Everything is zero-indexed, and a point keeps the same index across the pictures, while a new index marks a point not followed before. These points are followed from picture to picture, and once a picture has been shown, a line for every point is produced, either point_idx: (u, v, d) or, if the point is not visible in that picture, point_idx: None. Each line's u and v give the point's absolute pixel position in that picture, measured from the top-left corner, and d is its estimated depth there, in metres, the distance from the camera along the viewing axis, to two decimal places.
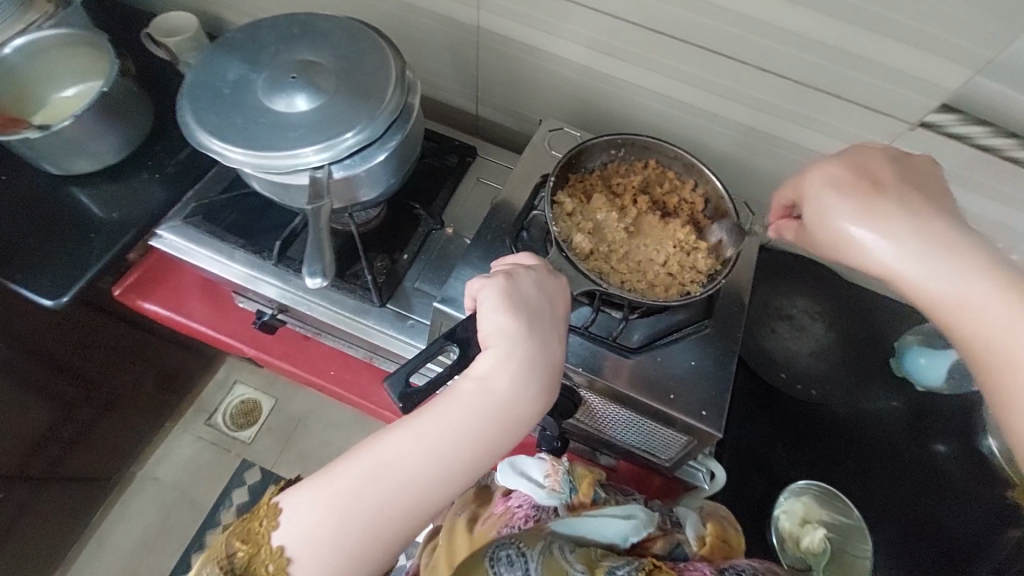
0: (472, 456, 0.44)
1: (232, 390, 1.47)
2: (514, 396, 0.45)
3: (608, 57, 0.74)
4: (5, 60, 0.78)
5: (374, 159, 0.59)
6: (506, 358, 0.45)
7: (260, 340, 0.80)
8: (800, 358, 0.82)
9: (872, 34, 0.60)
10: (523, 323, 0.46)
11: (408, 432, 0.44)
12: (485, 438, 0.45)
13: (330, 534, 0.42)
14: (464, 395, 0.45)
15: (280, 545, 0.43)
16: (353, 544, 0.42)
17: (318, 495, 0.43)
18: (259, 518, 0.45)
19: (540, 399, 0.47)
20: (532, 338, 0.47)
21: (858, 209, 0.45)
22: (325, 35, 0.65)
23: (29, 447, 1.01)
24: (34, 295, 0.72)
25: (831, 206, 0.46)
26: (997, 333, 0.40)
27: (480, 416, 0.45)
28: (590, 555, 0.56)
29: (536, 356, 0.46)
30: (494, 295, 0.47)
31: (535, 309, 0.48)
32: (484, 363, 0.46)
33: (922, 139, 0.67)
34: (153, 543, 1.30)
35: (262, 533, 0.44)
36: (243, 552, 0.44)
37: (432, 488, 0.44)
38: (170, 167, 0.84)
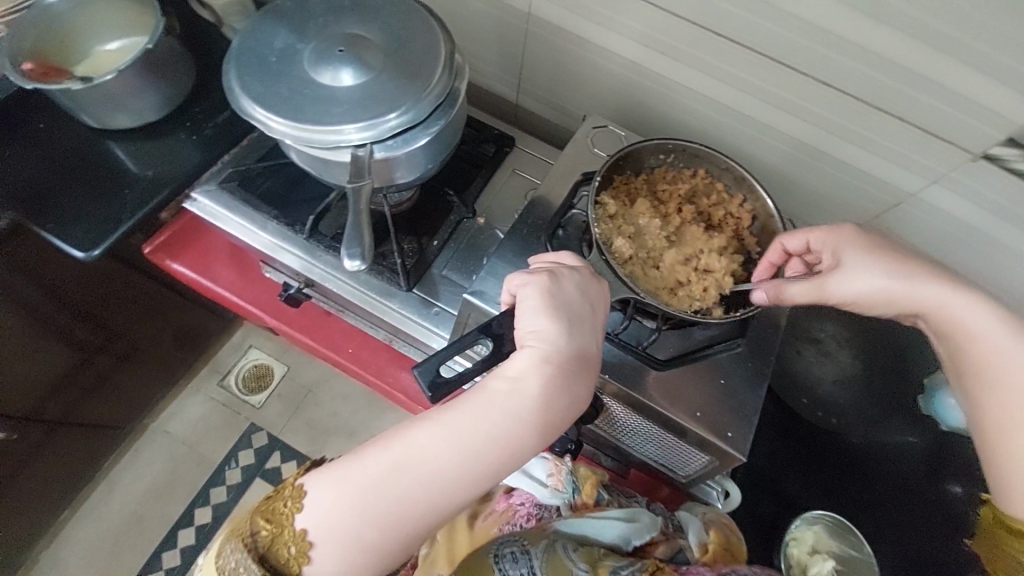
0: (499, 456, 0.44)
1: (246, 353, 1.49)
2: (546, 400, 0.45)
3: (661, 55, 0.71)
4: (50, 8, 0.78)
5: (415, 142, 0.58)
6: (544, 359, 0.46)
7: (283, 312, 0.80)
8: (823, 384, 0.81)
9: (945, 56, 0.56)
10: (563, 326, 0.47)
11: (437, 426, 0.44)
12: (516, 438, 0.45)
13: (353, 522, 0.42)
14: (497, 394, 0.45)
15: (303, 528, 0.43)
16: (378, 534, 0.42)
17: (343, 481, 0.43)
18: (283, 499, 0.44)
19: (571, 406, 0.47)
20: (569, 343, 0.47)
21: (879, 263, 0.52)
22: (376, 10, 0.63)
23: (48, 390, 1.03)
24: (66, 245, 0.73)
25: (857, 259, 0.52)
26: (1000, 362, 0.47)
27: (510, 417, 0.45)
28: (593, 555, 0.56)
29: (574, 360, 0.47)
30: (535, 295, 0.47)
31: (574, 314, 0.48)
32: (520, 363, 0.46)
33: (983, 171, 0.64)
34: (160, 494, 1.33)
35: (286, 515, 0.43)
36: (267, 531, 0.43)
37: (456, 486, 0.43)
38: (207, 130, 0.84)
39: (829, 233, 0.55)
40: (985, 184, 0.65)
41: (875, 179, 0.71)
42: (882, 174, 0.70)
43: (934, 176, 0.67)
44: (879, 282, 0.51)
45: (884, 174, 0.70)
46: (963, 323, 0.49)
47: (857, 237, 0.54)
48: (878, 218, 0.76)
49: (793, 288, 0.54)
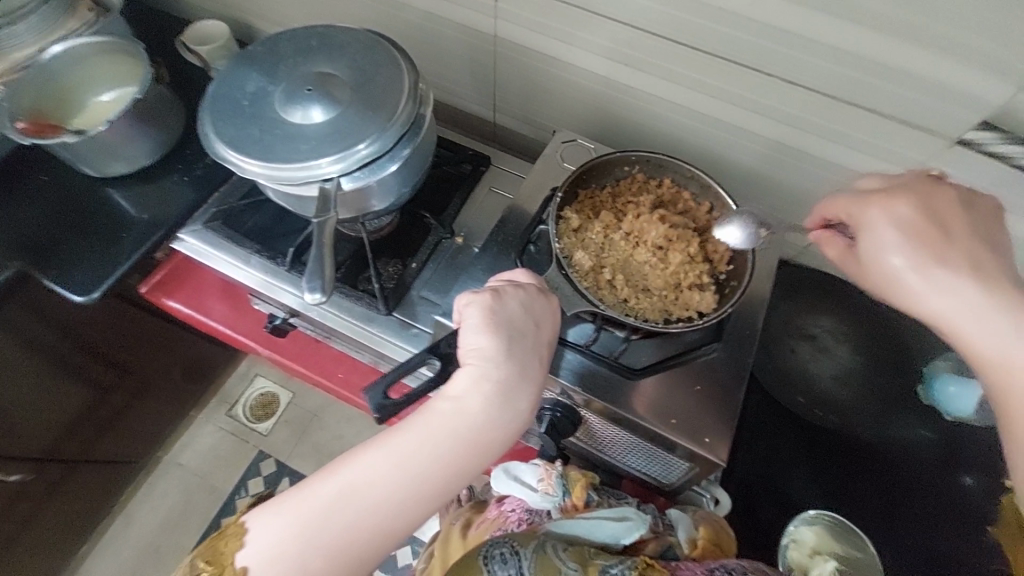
0: (442, 476, 0.46)
1: (255, 382, 1.52)
2: (487, 417, 0.47)
3: (626, 66, 0.73)
4: (46, 65, 0.82)
5: (383, 171, 0.60)
6: (482, 378, 0.47)
7: (273, 341, 0.82)
8: (820, 381, 0.78)
9: (909, 45, 0.56)
10: (502, 344, 0.48)
11: (378, 452, 0.45)
12: (456, 459, 0.46)
13: (296, 551, 0.43)
14: (440, 414, 0.46)
15: (244, 565, 0.43)
16: (320, 563, 0.43)
17: (284, 514, 0.44)
18: (225, 539, 0.46)
19: (514, 422, 0.48)
20: (510, 360, 0.48)
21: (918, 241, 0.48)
22: (342, 47, 0.66)
23: (63, 430, 1.06)
24: (67, 290, 0.76)
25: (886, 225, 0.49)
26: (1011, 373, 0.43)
27: (453, 436, 0.46)
28: (583, 553, 0.56)
29: (513, 378, 0.48)
30: (478, 314, 0.49)
31: (516, 330, 0.49)
32: (462, 382, 0.47)
33: (959, 157, 0.63)
34: (174, 525, 1.36)
35: (228, 554, 0.44)
36: (208, 573, 0.44)
37: (400, 508, 0.45)
38: (198, 170, 0.87)
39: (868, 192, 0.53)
40: (963, 168, 0.64)
41: (850, 171, 0.71)
42: (856, 166, 0.70)
43: (910, 164, 0.66)
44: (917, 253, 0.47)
45: (859, 165, 0.69)
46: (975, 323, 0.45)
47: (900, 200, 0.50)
48: None
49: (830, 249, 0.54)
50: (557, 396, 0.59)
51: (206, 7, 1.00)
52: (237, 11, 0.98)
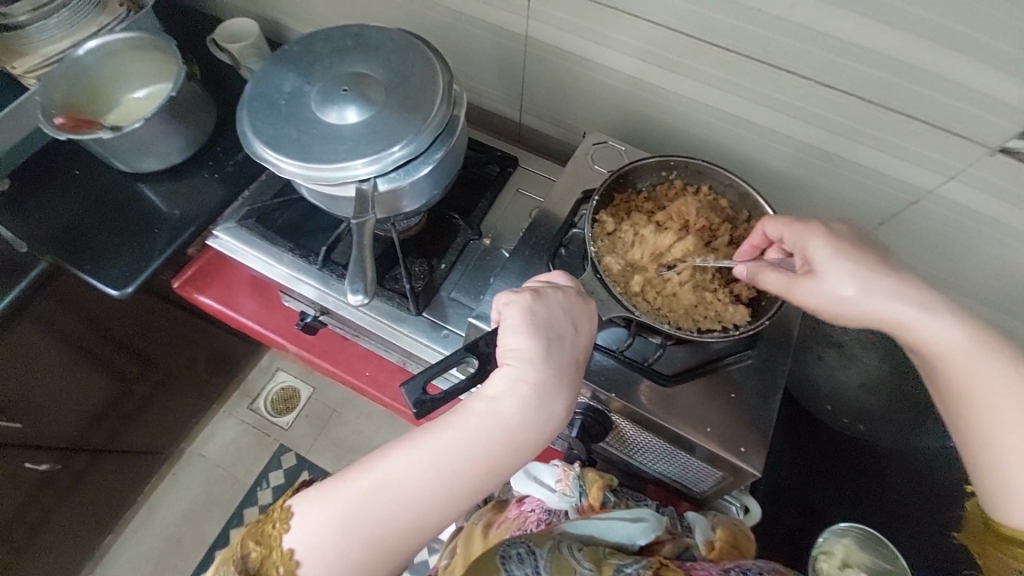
0: (479, 474, 0.46)
1: (275, 376, 1.54)
2: (524, 418, 0.47)
3: (658, 68, 0.72)
4: (79, 61, 0.83)
5: (417, 172, 0.60)
6: (520, 379, 0.47)
7: (301, 339, 0.83)
8: (847, 389, 0.76)
9: (951, 51, 0.55)
10: (542, 346, 0.48)
11: (418, 447, 0.46)
12: (493, 458, 0.46)
13: (337, 540, 0.43)
14: (477, 413, 0.47)
15: (291, 547, 0.44)
16: (360, 553, 0.43)
17: (328, 503, 0.44)
18: (272, 521, 0.46)
19: (550, 423, 0.48)
20: (548, 362, 0.48)
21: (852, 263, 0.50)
22: (377, 47, 0.66)
23: (90, 419, 1.08)
24: (103, 285, 0.78)
25: (835, 265, 0.50)
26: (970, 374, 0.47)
27: (490, 435, 0.46)
28: (597, 553, 0.56)
29: (551, 380, 0.48)
30: (518, 314, 0.48)
31: (555, 332, 0.49)
32: (499, 383, 0.47)
33: (1002, 165, 0.61)
34: (197, 516, 1.38)
35: (275, 535, 0.45)
36: (256, 553, 0.45)
37: (438, 503, 0.45)
38: (228, 167, 0.88)
39: (802, 231, 0.53)
40: (1006, 177, 0.62)
41: (886, 177, 0.69)
42: (895, 173, 0.68)
43: (950, 172, 0.65)
44: (864, 289, 0.49)
45: (897, 171, 0.68)
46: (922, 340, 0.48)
47: (833, 238, 0.52)
48: (895, 217, 0.73)
49: (769, 277, 0.54)
50: (589, 399, 0.59)
51: (236, 4, 1.01)
52: (267, 9, 0.99)
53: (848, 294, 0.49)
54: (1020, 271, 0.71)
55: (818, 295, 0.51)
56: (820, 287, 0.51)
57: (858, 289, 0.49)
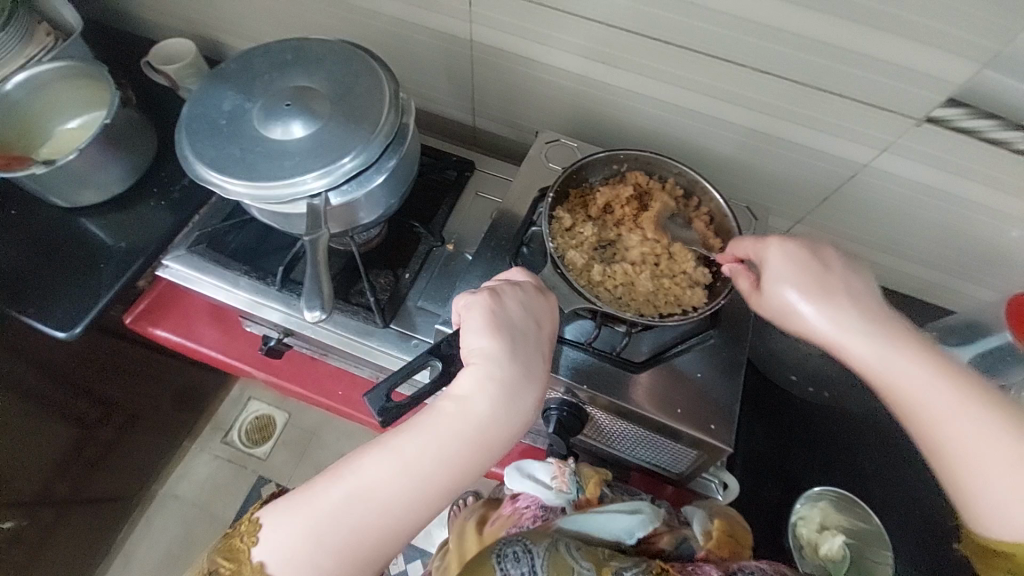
0: (450, 475, 0.45)
1: (246, 406, 1.48)
2: (492, 417, 0.46)
3: (603, 64, 0.73)
4: (8, 96, 0.79)
5: (371, 183, 0.60)
6: (485, 379, 0.47)
7: (268, 363, 0.81)
8: (808, 358, 0.82)
9: (874, 30, 0.58)
10: (505, 344, 0.48)
11: (387, 453, 0.45)
12: (464, 459, 0.46)
13: (310, 550, 0.43)
14: (445, 413, 0.46)
15: (262, 560, 0.43)
16: (333, 563, 0.43)
17: (298, 513, 0.43)
18: (241, 535, 0.45)
19: (520, 418, 0.48)
20: (513, 358, 0.48)
21: (799, 263, 0.52)
22: (318, 60, 0.65)
23: (49, 473, 1.02)
24: (48, 328, 0.74)
25: (787, 269, 0.52)
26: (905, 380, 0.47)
27: (460, 435, 0.46)
28: (597, 555, 0.54)
29: (516, 377, 0.48)
30: (479, 314, 0.49)
31: (517, 329, 0.49)
32: (465, 383, 0.47)
33: (929, 134, 0.65)
34: (176, 560, 1.32)
35: (244, 550, 0.44)
36: (226, 568, 0.44)
37: (410, 507, 0.44)
38: (175, 194, 0.85)
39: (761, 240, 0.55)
40: (933, 145, 0.66)
41: (826, 153, 0.73)
42: (833, 149, 0.72)
43: (882, 144, 0.68)
44: (823, 309, 0.50)
45: (835, 147, 0.71)
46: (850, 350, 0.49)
47: (788, 254, 0.53)
48: (838, 191, 0.77)
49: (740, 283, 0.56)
50: (563, 394, 0.60)
51: (170, 25, 0.97)
52: (202, 28, 0.96)
53: (798, 307, 0.51)
54: (953, 232, 0.76)
55: (769, 303, 0.53)
56: (770, 295, 0.53)
57: (799, 299, 0.51)
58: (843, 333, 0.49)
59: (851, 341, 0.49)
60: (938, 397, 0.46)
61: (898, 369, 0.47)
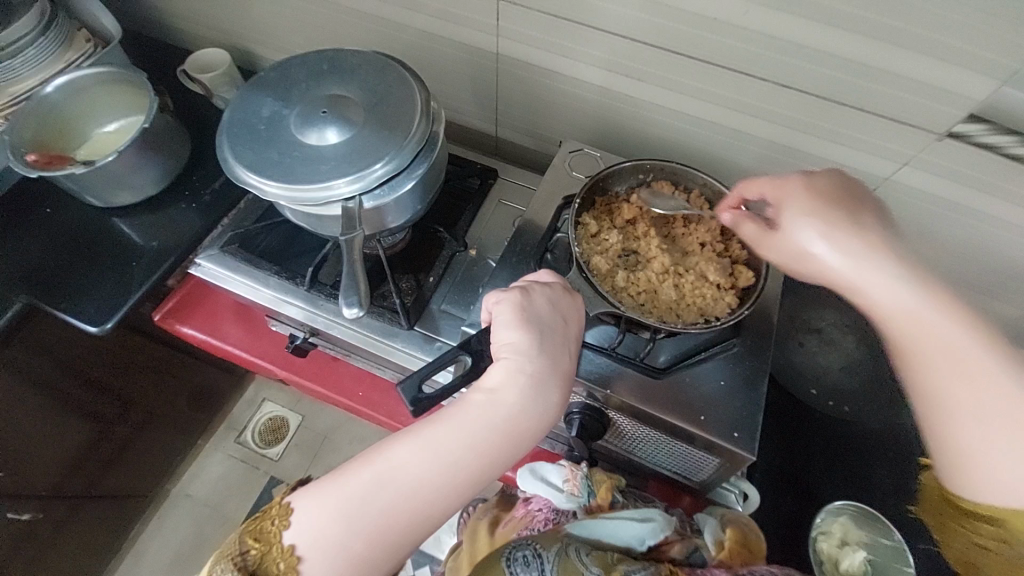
0: (479, 466, 0.46)
1: (261, 407, 1.50)
2: (521, 409, 0.47)
3: (625, 77, 0.75)
4: (47, 98, 0.82)
5: (401, 188, 0.62)
6: (515, 372, 0.48)
7: (291, 362, 0.82)
8: (829, 373, 0.78)
9: (895, 47, 0.59)
10: (534, 339, 0.49)
11: (417, 441, 0.46)
12: (492, 450, 0.47)
13: (339, 534, 0.43)
14: (474, 405, 0.47)
15: (291, 544, 0.44)
16: (363, 547, 0.43)
17: (329, 498, 0.44)
18: (270, 517, 0.46)
19: (547, 413, 0.49)
20: (542, 354, 0.49)
21: (821, 200, 0.50)
22: (352, 70, 0.67)
23: (68, 464, 1.04)
24: (81, 321, 0.76)
25: (801, 209, 0.51)
26: (931, 328, 0.44)
27: (489, 427, 0.46)
28: (606, 559, 0.55)
29: (544, 372, 0.49)
30: (509, 310, 0.50)
31: (546, 326, 0.50)
32: (495, 377, 0.48)
33: (951, 149, 0.66)
34: (186, 558, 1.32)
35: (274, 532, 0.45)
36: (256, 549, 0.45)
37: (438, 495, 0.45)
38: (205, 196, 0.88)
39: (782, 185, 0.53)
40: (954, 159, 0.66)
41: (846, 167, 0.73)
42: (853, 162, 0.72)
43: (903, 158, 0.69)
44: (841, 250, 0.48)
45: (855, 161, 0.72)
46: (871, 292, 0.46)
47: (812, 194, 0.51)
48: None
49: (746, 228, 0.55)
50: (585, 398, 0.60)
51: (206, 36, 1.01)
52: (237, 39, 1.00)
53: (813, 245, 0.49)
54: (976, 247, 0.76)
55: (786, 241, 0.51)
56: (785, 233, 0.51)
57: (824, 234, 0.49)
58: (858, 275, 0.47)
59: (871, 281, 0.46)
60: (949, 355, 0.43)
61: (927, 315, 0.44)
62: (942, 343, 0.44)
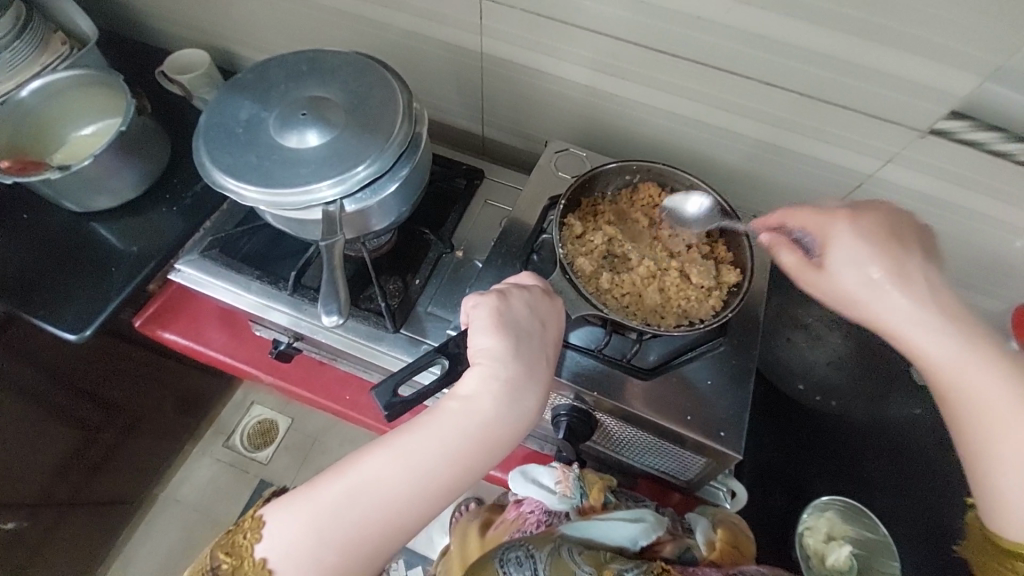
0: (454, 473, 0.46)
1: (250, 411, 1.48)
2: (497, 416, 0.47)
3: (611, 76, 0.75)
4: (22, 102, 0.80)
5: (384, 190, 0.61)
6: (490, 378, 0.47)
7: (276, 367, 0.81)
8: (817, 368, 0.79)
9: (876, 45, 0.59)
10: (510, 344, 0.48)
11: (391, 450, 0.45)
12: (468, 457, 0.46)
13: (311, 545, 0.43)
14: (449, 412, 0.47)
15: (263, 557, 0.43)
16: (335, 559, 0.43)
17: (301, 510, 0.44)
18: (242, 531, 0.45)
19: (523, 419, 0.48)
20: (518, 359, 0.49)
21: (876, 244, 0.48)
22: (332, 71, 0.66)
23: (52, 474, 1.02)
24: (59, 329, 0.74)
25: (852, 251, 0.48)
26: (975, 380, 0.44)
27: (464, 433, 0.46)
28: (598, 557, 0.55)
29: (520, 377, 0.48)
30: (485, 315, 0.49)
31: (522, 331, 0.50)
32: (470, 383, 0.47)
33: (933, 146, 0.66)
34: (175, 565, 1.31)
35: (246, 546, 0.44)
36: (227, 564, 0.44)
37: (412, 504, 0.45)
38: (186, 199, 0.86)
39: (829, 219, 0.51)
40: (937, 156, 0.67)
41: (830, 164, 0.74)
42: (836, 159, 0.73)
43: (887, 155, 0.69)
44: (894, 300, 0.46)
45: (839, 158, 0.72)
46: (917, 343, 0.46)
47: (862, 235, 0.49)
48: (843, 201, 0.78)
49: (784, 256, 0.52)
50: (570, 400, 0.60)
51: (185, 35, 0.99)
52: (217, 39, 0.98)
53: (859, 290, 0.47)
54: (959, 242, 0.76)
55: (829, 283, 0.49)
56: (829, 275, 0.49)
57: (873, 282, 0.47)
58: (909, 326, 0.46)
59: (922, 333, 0.45)
60: (995, 408, 0.43)
61: (973, 368, 0.44)
62: (985, 397, 0.44)
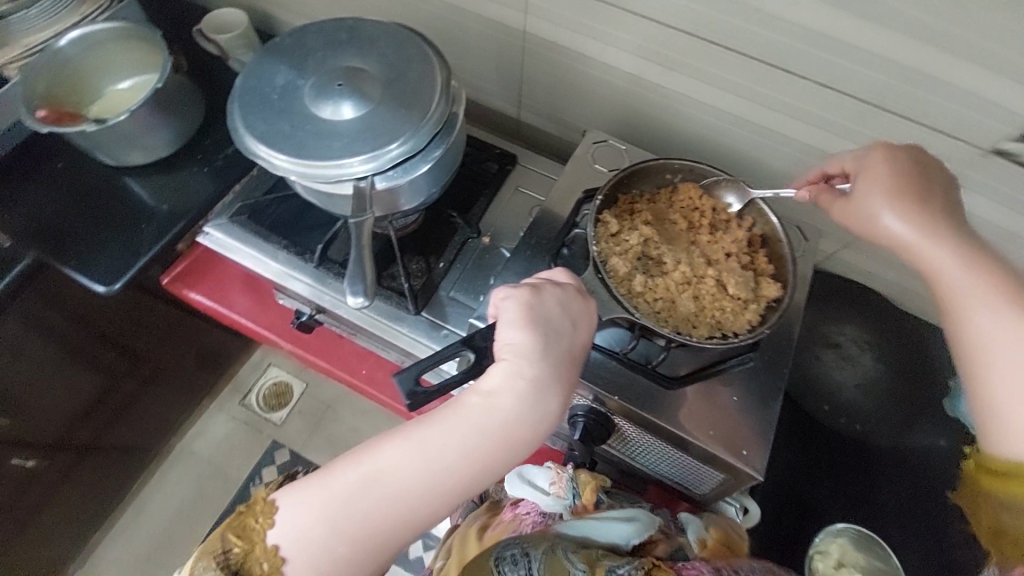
0: (470, 470, 0.45)
1: (266, 372, 1.51)
2: (519, 415, 0.46)
3: (658, 66, 0.71)
4: (62, 52, 0.80)
5: (416, 170, 0.59)
6: (515, 375, 0.46)
7: (297, 336, 0.82)
8: (843, 389, 0.77)
9: (951, 54, 0.55)
10: (538, 342, 0.47)
11: (409, 442, 0.45)
12: (486, 456, 0.45)
13: (324, 531, 0.43)
14: (470, 407, 0.46)
15: (275, 543, 0.44)
16: (346, 548, 0.43)
17: (315, 496, 0.44)
18: (253, 515, 0.46)
19: (544, 420, 0.47)
20: (545, 359, 0.47)
21: (901, 178, 0.49)
22: (372, 42, 0.64)
23: (74, 417, 1.06)
24: (89, 281, 0.76)
25: (875, 190, 0.49)
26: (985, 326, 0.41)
27: (485, 430, 0.45)
28: (591, 555, 0.54)
29: (546, 377, 0.47)
30: (515, 309, 0.48)
31: (552, 329, 0.48)
32: (494, 378, 0.46)
33: (997, 166, 0.62)
34: (188, 512, 1.36)
35: (258, 532, 0.45)
36: (239, 548, 0.45)
37: (426, 498, 0.44)
38: (218, 162, 0.86)
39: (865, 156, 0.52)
40: (1000, 177, 0.63)
41: None
42: None
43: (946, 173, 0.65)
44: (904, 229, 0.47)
45: None
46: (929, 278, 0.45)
47: (891, 170, 0.50)
48: None
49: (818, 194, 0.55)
50: (589, 402, 0.59)
51: None
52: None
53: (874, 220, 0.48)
54: None
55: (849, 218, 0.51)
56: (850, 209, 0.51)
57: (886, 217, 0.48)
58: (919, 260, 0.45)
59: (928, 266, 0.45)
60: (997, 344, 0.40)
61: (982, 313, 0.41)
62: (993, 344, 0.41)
